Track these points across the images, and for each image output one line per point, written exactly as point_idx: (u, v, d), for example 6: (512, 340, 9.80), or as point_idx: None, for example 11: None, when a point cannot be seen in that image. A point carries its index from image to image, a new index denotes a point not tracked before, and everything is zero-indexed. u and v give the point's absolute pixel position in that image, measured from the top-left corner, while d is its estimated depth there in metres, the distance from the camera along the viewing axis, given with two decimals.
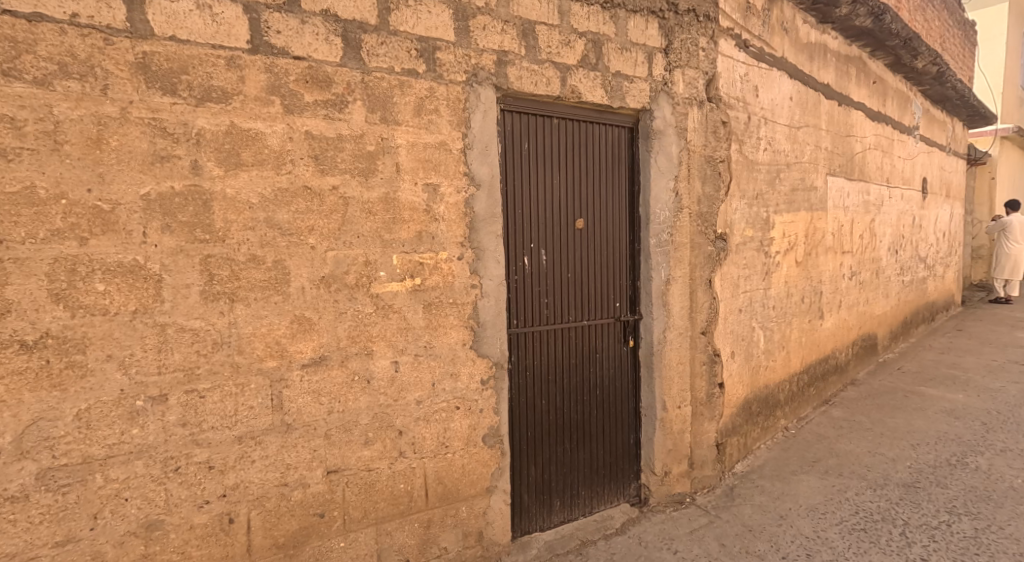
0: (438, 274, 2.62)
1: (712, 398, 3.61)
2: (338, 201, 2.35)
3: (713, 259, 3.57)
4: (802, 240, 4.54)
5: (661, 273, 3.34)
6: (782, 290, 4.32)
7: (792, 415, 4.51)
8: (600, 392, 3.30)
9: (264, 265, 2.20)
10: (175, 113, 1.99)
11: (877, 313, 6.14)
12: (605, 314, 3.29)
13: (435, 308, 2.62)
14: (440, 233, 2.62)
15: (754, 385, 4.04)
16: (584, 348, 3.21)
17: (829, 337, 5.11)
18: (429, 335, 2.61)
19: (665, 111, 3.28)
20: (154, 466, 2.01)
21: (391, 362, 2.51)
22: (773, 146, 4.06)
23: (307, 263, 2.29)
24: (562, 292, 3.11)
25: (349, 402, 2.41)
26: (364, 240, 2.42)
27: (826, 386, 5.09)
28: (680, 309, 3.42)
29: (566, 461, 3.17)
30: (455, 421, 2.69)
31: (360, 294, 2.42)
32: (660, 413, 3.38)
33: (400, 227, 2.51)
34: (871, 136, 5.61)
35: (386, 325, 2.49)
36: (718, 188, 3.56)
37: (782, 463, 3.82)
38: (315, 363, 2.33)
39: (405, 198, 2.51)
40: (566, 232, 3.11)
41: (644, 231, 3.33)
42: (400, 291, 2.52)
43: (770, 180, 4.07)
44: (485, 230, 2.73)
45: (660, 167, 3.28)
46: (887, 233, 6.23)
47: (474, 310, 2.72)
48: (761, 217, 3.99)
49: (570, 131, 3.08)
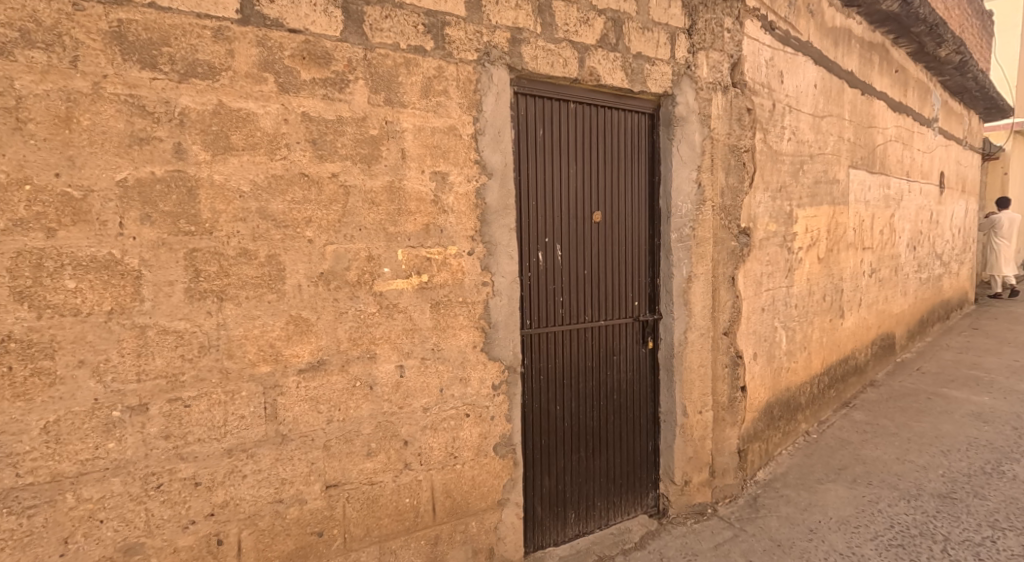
0: (447, 271, 2.41)
1: (733, 402, 3.41)
2: (338, 190, 2.14)
3: (736, 255, 3.37)
4: (824, 235, 4.34)
5: (683, 269, 3.13)
6: (804, 288, 4.12)
7: (812, 419, 4.31)
8: (617, 397, 3.10)
9: (256, 261, 1.99)
10: (155, 90, 1.77)
11: (895, 312, 5.93)
12: (623, 314, 3.09)
13: (444, 307, 2.41)
14: (449, 226, 2.41)
15: (776, 388, 3.84)
16: (601, 350, 3.01)
17: (849, 337, 4.91)
18: (437, 337, 2.40)
19: (688, 96, 3.06)
20: (133, 484, 1.80)
21: (396, 365, 2.31)
22: (797, 136, 3.85)
23: (304, 259, 2.08)
24: (578, 290, 2.91)
25: (350, 410, 2.21)
26: (367, 233, 2.21)
27: (846, 388, 4.89)
28: (702, 309, 3.22)
29: (582, 470, 2.97)
30: (464, 430, 2.49)
31: (362, 292, 2.21)
32: (680, 418, 3.18)
33: (405, 219, 2.30)
34: (893, 127, 5.40)
35: (391, 327, 2.29)
36: (742, 180, 3.35)
37: (806, 471, 3.62)
38: (313, 368, 2.12)
39: (412, 188, 2.31)
40: (583, 226, 2.90)
41: (665, 225, 3.12)
42: (405, 289, 2.31)
43: (793, 171, 3.86)
44: (497, 223, 2.52)
45: (682, 156, 3.07)
46: (906, 229, 6.02)
47: (485, 310, 2.52)
48: (784, 211, 3.78)
49: (587, 117, 2.87)
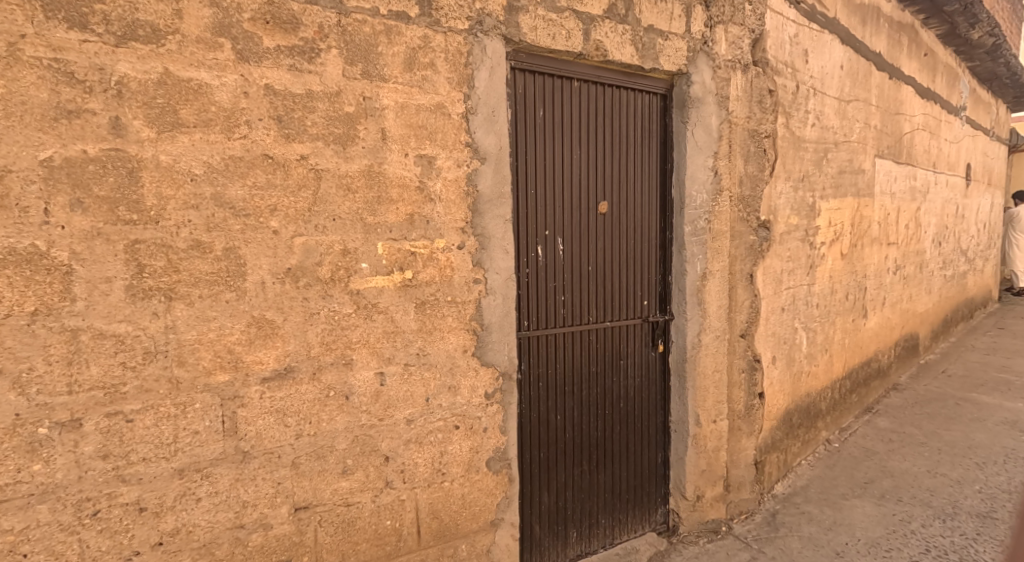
0: (433, 267, 2.16)
1: (751, 410, 3.14)
2: (308, 174, 1.88)
3: (755, 251, 3.08)
4: (848, 229, 4.04)
5: (697, 266, 2.86)
6: (826, 286, 3.83)
7: (833, 426, 4.03)
8: (624, 405, 2.84)
9: (211, 255, 1.73)
10: (85, 54, 1.52)
11: (919, 311, 5.62)
12: (631, 315, 2.82)
13: (430, 307, 2.16)
14: (437, 216, 2.15)
15: (796, 393, 3.57)
16: (606, 354, 2.75)
17: (872, 338, 4.62)
18: (423, 340, 2.15)
19: (705, 75, 2.78)
20: (64, 512, 1.56)
21: (376, 373, 2.06)
22: (821, 121, 3.55)
23: (268, 252, 1.83)
24: (581, 289, 2.65)
25: (322, 423, 1.96)
26: (342, 224, 1.96)
27: (868, 392, 4.60)
28: (718, 309, 2.95)
29: (585, 485, 2.72)
30: (452, 443, 2.24)
31: (336, 290, 1.96)
32: (693, 428, 2.92)
33: (386, 208, 2.05)
34: (920, 114, 5.07)
35: (369, 330, 2.03)
36: (762, 168, 3.06)
37: (828, 485, 3.35)
38: (279, 376, 1.88)
39: (393, 173, 2.05)
40: (588, 217, 2.64)
41: (678, 217, 2.85)
42: (386, 287, 2.06)
43: (817, 160, 3.56)
44: (491, 214, 2.27)
45: (697, 142, 2.79)
46: (931, 224, 5.70)
47: (477, 311, 2.26)
48: (806, 203, 3.49)
49: (593, 98, 2.60)
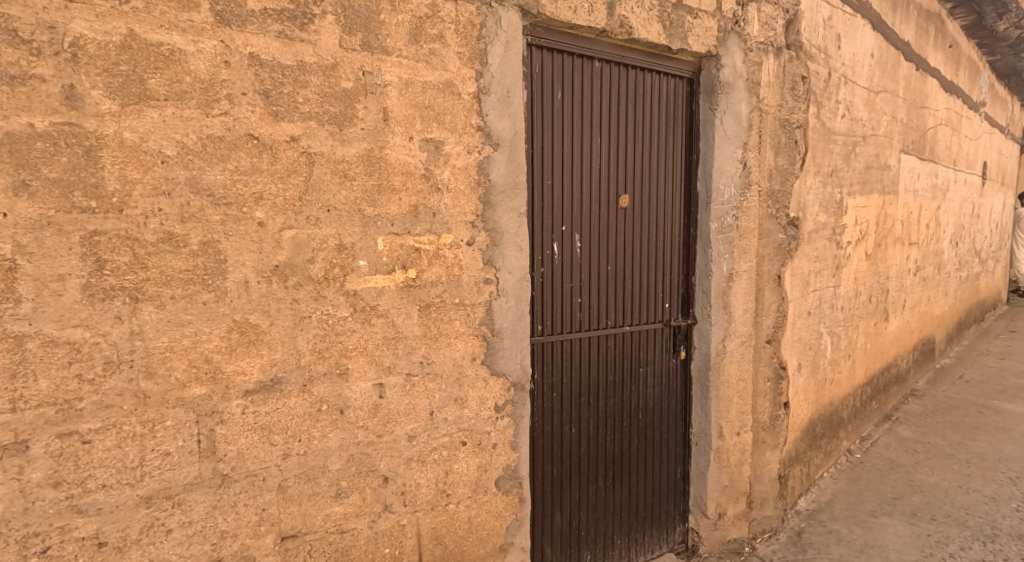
0: (439, 265, 1.93)
1: (775, 421, 2.94)
2: (299, 159, 1.65)
3: (784, 250, 2.86)
4: (873, 227, 3.83)
5: (723, 266, 2.64)
6: (851, 288, 3.61)
7: (854, 435, 3.84)
8: (642, 415, 2.62)
9: (185, 250, 1.49)
10: (31, 9, 1.28)
11: (936, 313, 5.43)
12: (651, 319, 2.61)
13: (435, 311, 1.93)
14: (444, 209, 1.92)
15: (819, 402, 3.36)
16: (624, 361, 2.54)
17: (893, 342, 4.42)
18: (427, 347, 1.92)
19: (736, 57, 2.55)
20: (7, 550, 1.33)
21: (374, 384, 1.83)
22: (851, 112, 3.33)
23: (252, 247, 1.59)
24: (599, 290, 2.43)
25: (314, 441, 1.73)
26: (338, 216, 1.73)
27: (887, 399, 4.40)
28: (743, 313, 2.73)
29: (600, 503, 2.51)
30: (458, 461, 2.02)
31: (330, 291, 1.73)
32: (716, 441, 2.71)
33: (387, 199, 1.82)
34: (944, 109, 4.86)
35: (367, 336, 1.81)
36: (793, 161, 2.84)
37: (855, 501, 3.15)
38: (264, 390, 1.64)
39: (396, 159, 1.82)
40: (607, 211, 2.42)
41: (703, 212, 2.63)
42: (387, 288, 1.83)
43: (846, 154, 3.34)
44: (504, 206, 2.04)
45: (726, 131, 2.57)
46: (950, 224, 5.50)
47: (488, 315, 2.04)
48: (834, 200, 3.28)
49: (615, 81, 2.38)
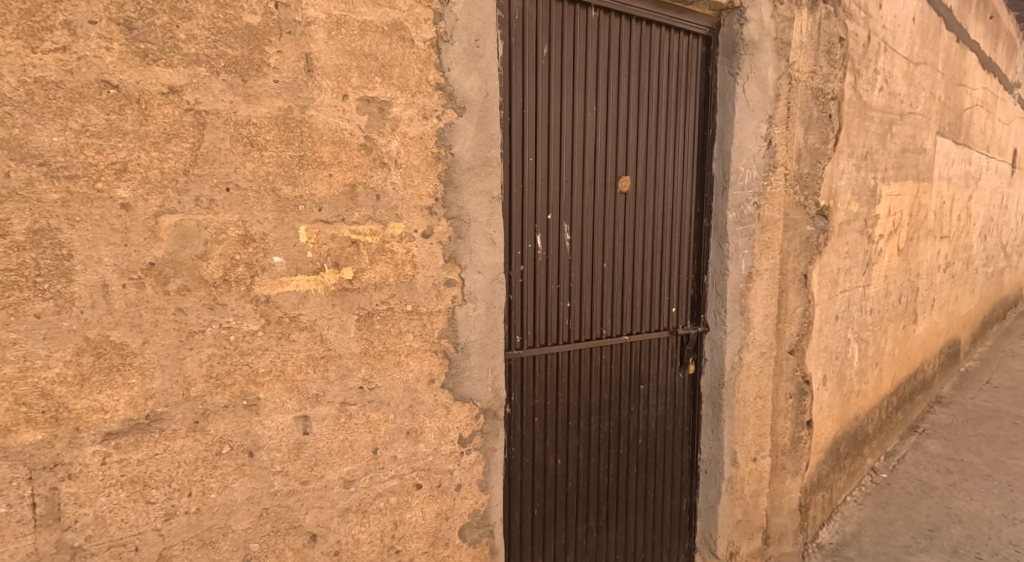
0: (385, 263, 1.50)
1: (797, 444, 2.52)
2: (183, 119, 1.21)
3: (813, 245, 2.43)
4: (906, 219, 3.39)
5: (742, 263, 2.21)
6: (881, 288, 3.18)
7: (879, 451, 3.43)
8: (643, 440, 2.21)
9: (5, 241, 1.06)
10: None
11: (962, 313, 5.01)
12: (655, 326, 2.19)
13: (380, 321, 1.51)
14: (391, 190, 1.49)
15: (844, 417, 2.95)
16: (623, 377, 2.12)
17: (919, 346, 4.00)
18: (368, 368, 1.51)
19: (764, 10, 2.09)
20: None
21: (296, 416, 1.42)
22: (890, 85, 2.87)
23: (112, 238, 1.15)
24: (593, 292, 2.01)
25: (211, 495, 1.31)
26: (242, 197, 1.30)
27: (912, 408, 4.00)
28: (764, 319, 2.31)
29: (592, 546, 2.10)
30: (411, 509, 1.61)
31: (233, 299, 1.31)
32: (729, 470, 2.30)
33: (312, 175, 1.38)
34: (981, 88, 4.39)
35: (284, 355, 1.38)
36: (826, 139, 2.39)
37: (885, 534, 2.75)
38: (135, 432, 1.21)
39: (324, 123, 1.38)
40: (604, 196, 1.99)
41: (719, 199, 2.19)
42: (312, 293, 1.41)
43: (882, 133, 2.89)
44: (471, 189, 1.61)
45: (749, 101, 2.12)
46: (980, 215, 5.05)
47: (450, 326, 1.62)
48: (867, 186, 2.83)
49: (615, 36, 1.94)
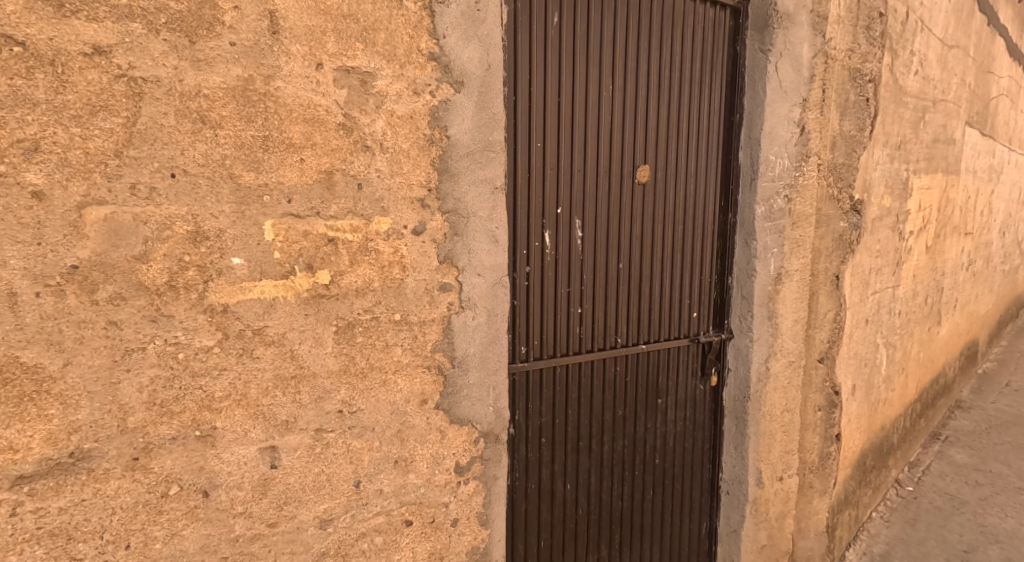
0: (369, 265, 1.27)
1: (826, 460, 2.31)
2: (113, 87, 0.97)
3: (847, 243, 2.19)
4: (934, 215, 3.17)
5: (771, 263, 1.98)
6: (909, 288, 2.97)
7: (903, 462, 3.23)
8: (660, 459, 2.00)
9: None
10: None
11: (981, 313, 4.80)
12: (674, 333, 1.97)
13: (363, 333, 1.28)
14: (376, 178, 1.26)
15: (871, 428, 2.73)
16: (638, 391, 1.91)
17: (942, 348, 3.79)
18: (349, 389, 1.28)
19: None
20: None
21: (262, 448, 1.19)
22: (924, 68, 2.65)
23: (20, 235, 0.92)
24: (607, 296, 1.79)
25: (156, 546, 1.09)
26: (191, 185, 1.06)
27: (934, 414, 3.79)
28: (793, 325, 2.08)
29: None
30: (400, 549, 1.39)
31: (182, 309, 1.07)
32: (754, 491, 2.08)
33: (279, 160, 1.15)
34: (1007, 77, 4.16)
35: (246, 376, 1.15)
36: (863, 125, 2.16)
37: (916, 555, 2.55)
38: (56, 475, 0.98)
39: (294, 96, 1.15)
40: (620, 187, 1.77)
41: (746, 192, 1.96)
42: (280, 302, 1.18)
43: (915, 121, 2.67)
44: (470, 178, 1.38)
45: (781, 81, 1.89)
46: (1000, 211, 4.84)
47: (445, 337, 1.39)
48: (900, 179, 2.61)
49: (634, 5, 1.70)
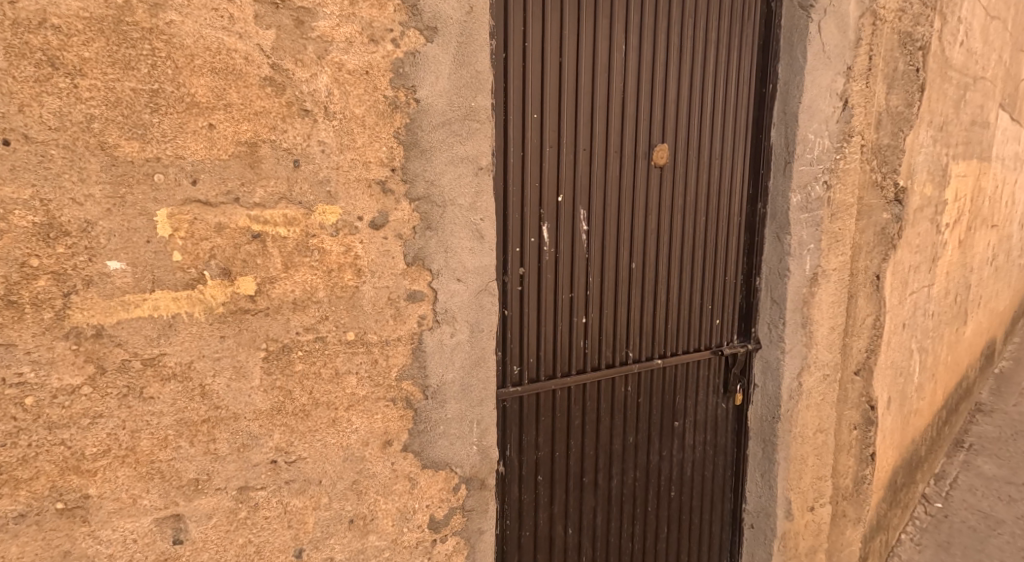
0: (311, 269, 0.95)
1: (860, 485, 2.03)
2: None
3: (889, 238, 1.89)
4: (967, 206, 2.88)
5: (807, 262, 1.68)
6: (942, 287, 2.68)
7: (929, 475, 2.96)
8: (676, 491, 1.72)
9: None
10: None
11: (999, 310, 4.54)
12: (693, 344, 1.67)
13: (304, 359, 0.97)
14: (318, 153, 0.94)
15: (903, 443, 2.46)
16: (652, 414, 1.61)
17: (967, 349, 3.52)
18: (286, 433, 0.97)
19: None
20: None
21: (161, 518, 0.88)
22: (969, 39, 2.34)
23: None
24: (616, 302, 1.48)
25: None
26: (40, 158, 0.74)
27: (957, 420, 3.53)
28: (830, 333, 1.78)
29: None
30: None
31: (28, 334, 0.75)
32: (783, 526, 1.79)
33: (178, 125, 0.83)
34: None
35: (135, 423, 0.84)
36: (911, 101, 1.85)
37: None
38: None
39: (196, 36, 0.82)
40: (634, 171, 1.46)
41: (780, 178, 1.66)
42: (184, 321, 0.86)
43: (957, 99, 2.36)
44: (445, 156, 1.07)
45: (825, 45, 1.58)
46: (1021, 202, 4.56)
47: (415, 362, 1.08)
48: (940, 164, 2.31)
49: None
